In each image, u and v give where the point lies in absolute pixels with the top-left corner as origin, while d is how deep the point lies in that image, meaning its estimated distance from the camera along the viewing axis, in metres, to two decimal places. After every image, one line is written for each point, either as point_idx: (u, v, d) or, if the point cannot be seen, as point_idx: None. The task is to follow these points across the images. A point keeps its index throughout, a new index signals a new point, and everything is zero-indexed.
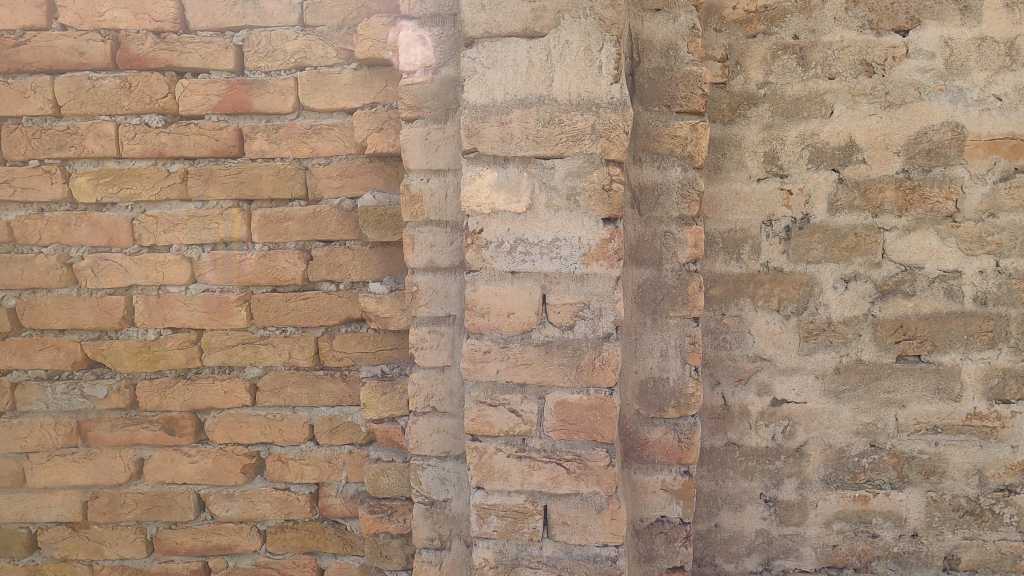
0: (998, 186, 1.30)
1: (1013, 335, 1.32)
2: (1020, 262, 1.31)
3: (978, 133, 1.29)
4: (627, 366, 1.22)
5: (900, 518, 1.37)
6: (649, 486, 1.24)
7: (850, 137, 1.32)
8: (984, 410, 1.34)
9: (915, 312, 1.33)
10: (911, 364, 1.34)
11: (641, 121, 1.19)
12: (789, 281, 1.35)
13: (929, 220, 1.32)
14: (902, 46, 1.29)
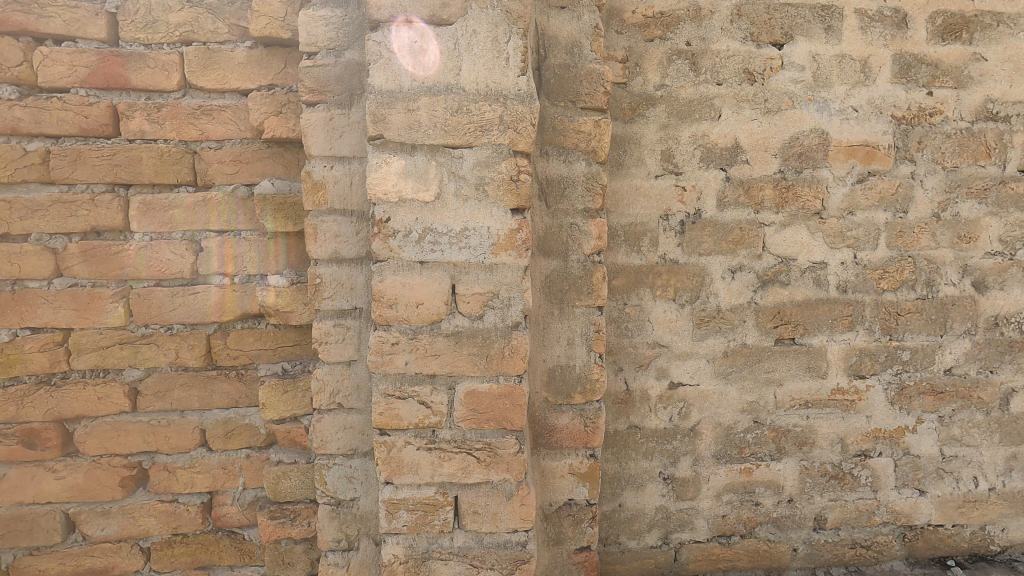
0: (855, 186, 1.47)
1: (867, 318, 1.50)
2: (872, 254, 1.49)
3: (840, 140, 1.46)
4: (536, 355, 1.25)
5: (778, 485, 1.51)
6: (557, 471, 1.27)
7: (735, 139, 1.44)
8: (846, 385, 1.51)
9: (790, 299, 1.48)
10: (786, 346, 1.49)
11: (547, 115, 1.21)
12: (683, 272, 1.45)
13: (801, 217, 1.47)
14: (777, 58, 1.43)
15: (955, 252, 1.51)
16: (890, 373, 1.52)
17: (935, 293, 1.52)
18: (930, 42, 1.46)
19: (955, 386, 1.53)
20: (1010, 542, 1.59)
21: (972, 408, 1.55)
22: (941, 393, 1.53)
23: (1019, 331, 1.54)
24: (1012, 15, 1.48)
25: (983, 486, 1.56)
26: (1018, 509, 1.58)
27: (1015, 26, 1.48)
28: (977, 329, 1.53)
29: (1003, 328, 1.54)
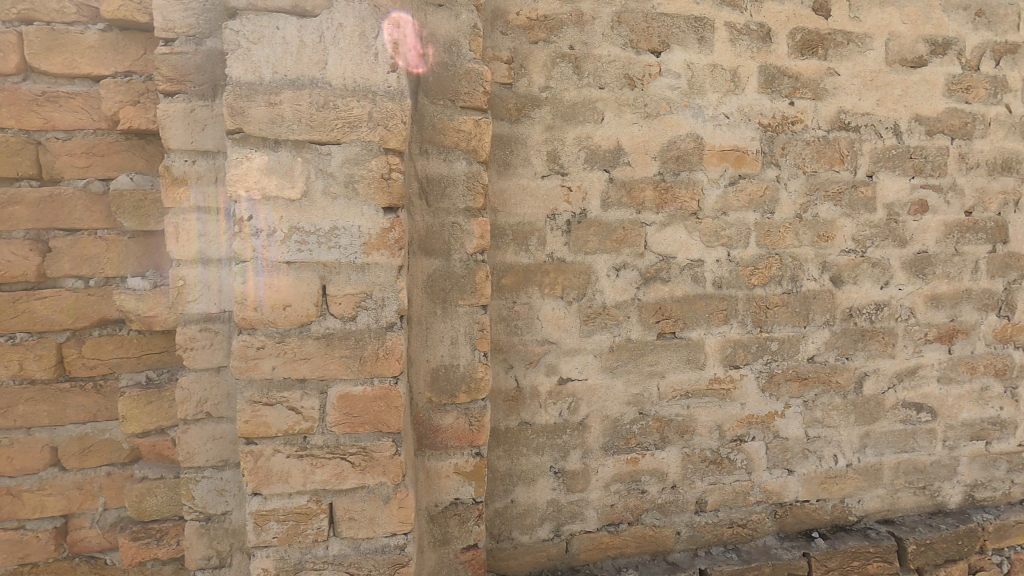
0: (727, 189, 1.57)
1: (740, 312, 1.61)
2: (744, 252, 1.60)
3: (713, 145, 1.55)
4: (419, 355, 1.24)
5: (662, 473, 1.60)
6: (443, 471, 1.27)
7: (617, 142, 1.49)
8: (722, 375, 1.61)
9: (671, 295, 1.56)
10: (667, 340, 1.57)
11: (426, 113, 1.20)
12: (570, 271, 1.49)
13: (679, 217, 1.55)
14: (656, 65, 1.49)
15: (815, 250, 1.65)
16: (760, 362, 1.64)
17: (799, 287, 1.65)
18: (791, 55, 1.58)
19: (817, 373, 1.68)
20: (865, 511, 1.76)
21: (831, 392, 1.70)
22: (805, 379, 1.67)
23: (870, 321, 1.71)
24: (860, 34, 1.62)
25: (841, 462, 1.72)
26: (871, 482, 1.76)
27: (863, 45, 1.63)
28: (835, 320, 1.68)
29: (857, 318, 1.70)
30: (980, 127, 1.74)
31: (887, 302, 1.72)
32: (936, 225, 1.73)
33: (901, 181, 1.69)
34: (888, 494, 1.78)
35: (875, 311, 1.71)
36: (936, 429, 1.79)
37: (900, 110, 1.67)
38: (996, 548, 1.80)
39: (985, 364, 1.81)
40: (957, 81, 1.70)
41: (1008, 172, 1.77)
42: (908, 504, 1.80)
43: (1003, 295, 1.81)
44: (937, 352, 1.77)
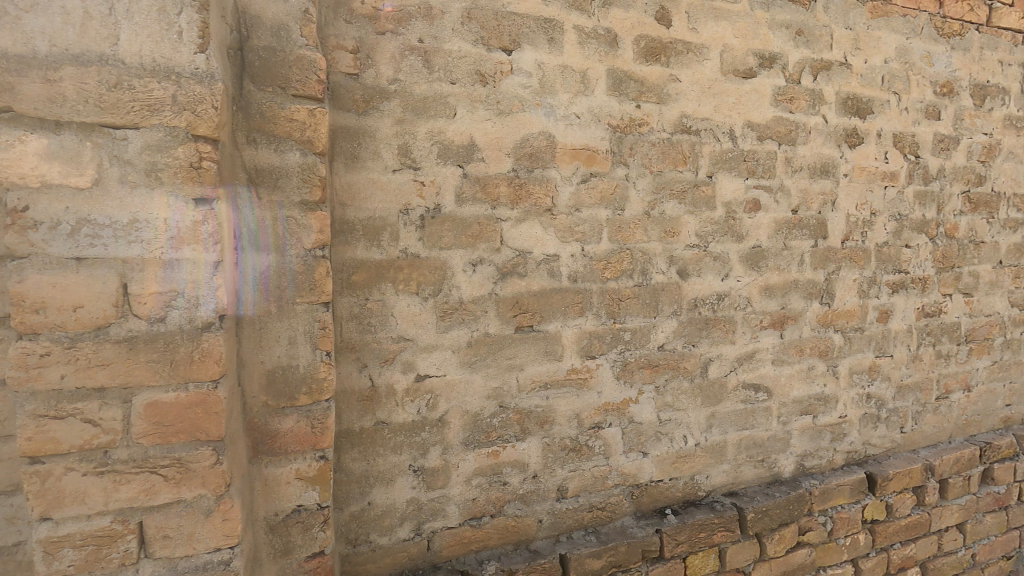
0: (579, 186, 1.63)
1: (595, 305, 1.68)
2: (597, 247, 1.67)
3: (565, 143, 1.60)
4: (252, 357, 1.17)
5: (523, 463, 1.63)
6: (282, 478, 1.21)
7: (470, 138, 1.50)
8: (578, 365, 1.68)
9: (527, 289, 1.59)
10: (525, 333, 1.60)
11: (252, 100, 1.13)
12: (425, 266, 1.48)
13: (534, 213, 1.58)
14: (507, 63, 1.52)
15: (663, 245, 1.76)
16: (615, 352, 1.72)
17: (648, 280, 1.75)
18: (637, 61, 1.67)
19: (666, 359, 1.79)
20: (712, 486, 1.92)
21: (680, 377, 1.82)
22: (655, 366, 1.78)
23: (713, 310, 1.85)
24: (698, 45, 1.75)
25: (690, 442, 1.86)
26: (717, 458, 1.91)
27: (700, 55, 1.76)
28: (681, 310, 1.80)
29: (701, 308, 1.83)
30: (803, 135, 1.94)
31: (728, 292, 1.87)
32: (767, 222, 1.91)
33: (737, 181, 1.85)
34: (732, 468, 1.94)
35: (716, 301, 1.86)
36: (771, 406, 1.98)
37: (734, 117, 1.82)
38: (822, 510, 2.03)
39: (811, 347, 2.03)
40: (782, 93, 1.89)
41: (826, 175, 2.00)
42: (749, 476, 1.97)
43: (825, 285, 2.03)
44: (771, 337, 1.95)
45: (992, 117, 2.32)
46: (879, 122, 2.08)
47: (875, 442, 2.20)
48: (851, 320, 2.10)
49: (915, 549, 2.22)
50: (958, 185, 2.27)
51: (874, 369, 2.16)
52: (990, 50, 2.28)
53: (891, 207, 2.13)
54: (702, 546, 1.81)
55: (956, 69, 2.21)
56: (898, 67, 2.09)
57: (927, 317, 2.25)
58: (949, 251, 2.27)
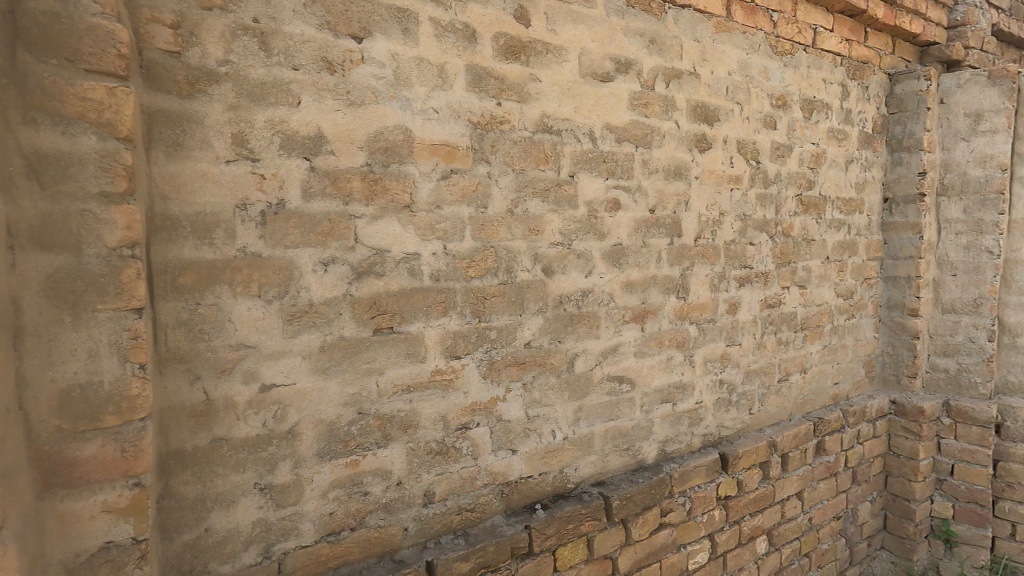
0: (440, 183, 1.59)
1: (459, 304, 1.65)
2: (460, 245, 1.64)
3: (422, 138, 1.55)
4: (38, 374, 1.00)
5: (386, 471, 1.57)
6: (83, 512, 1.05)
7: (317, 129, 1.40)
8: (443, 366, 1.64)
9: (386, 290, 1.53)
10: (385, 336, 1.54)
11: (29, 73, 0.97)
12: (267, 266, 1.36)
13: (391, 210, 1.52)
14: (356, 51, 1.44)
15: (527, 243, 1.77)
16: (481, 351, 1.71)
17: (513, 278, 1.76)
18: (496, 58, 1.67)
19: (533, 356, 1.81)
20: (581, 478, 1.97)
21: (547, 373, 1.85)
22: (522, 364, 1.80)
23: (577, 307, 1.90)
24: (557, 46, 1.79)
25: (558, 437, 1.90)
26: (585, 450, 1.97)
27: (559, 56, 1.79)
28: (547, 307, 1.83)
29: (566, 305, 1.88)
30: (658, 138, 2.05)
31: (591, 289, 1.93)
32: (627, 221, 2.00)
33: (598, 181, 1.91)
34: (599, 459, 2.01)
35: (581, 298, 1.91)
36: (634, 397, 2.08)
37: (593, 119, 1.88)
38: (681, 491, 2.16)
39: (669, 339, 2.16)
40: (637, 98, 1.98)
41: (680, 177, 2.13)
42: (616, 465, 2.06)
43: (681, 280, 2.17)
44: (632, 331, 2.05)
45: (818, 129, 2.61)
46: (725, 130, 2.26)
47: (728, 424, 2.39)
48: (705, 313, 2.26)
49: (762, 519, 2.44)
50: (793, 189, 2.53)
51: (725, 357, 2.34)
52: (816, 69, 2.57)
53: (736, 208, 2.33)
54: (570, 537, 1.85)
55: (788, 84, 2.46)
56: (740, 79, 2.29)
57: (769, 308, 2.48)
58: (786, 248, 2.52)
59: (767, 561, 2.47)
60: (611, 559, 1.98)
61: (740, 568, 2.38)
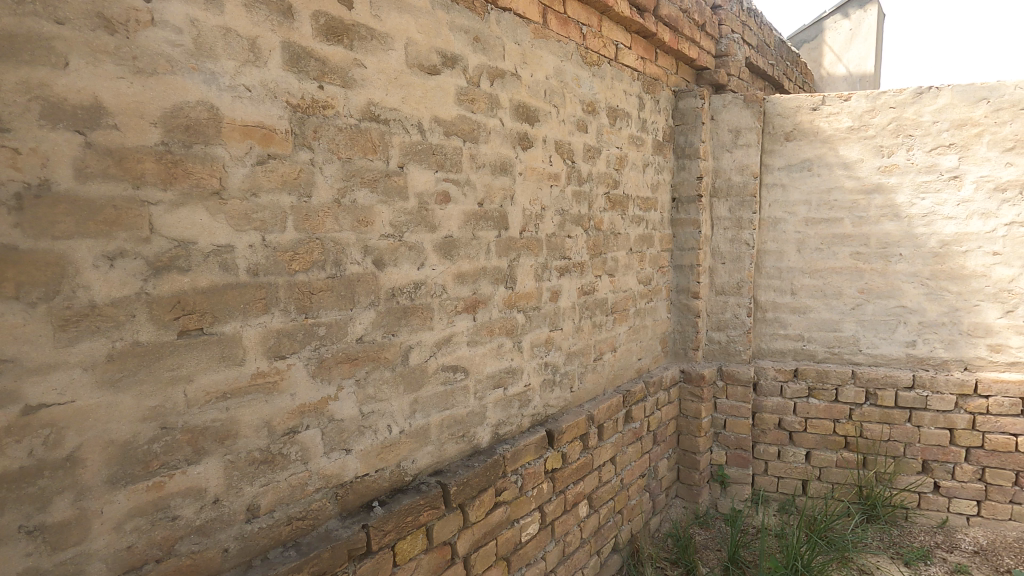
0: (255, 168, 1.46)
1: (281, 300, 1.54)
2: (281, 236, 1.53)
3: (232, 118, 1.41)
4: None
5: (200, 490, 1.40)
6: None
7: (95, 98, 1.18)
8: (265, 368, 1.51)
9: (192, 287, 1.35)
10: (193, 338, 1.36)
11: None
12: (28, 261, 1.12)
13: (196, 196, 1.35)
14: (144, 11, 1.24)
15: (356, 235, 1.71)
16: (308, 349, 1.61)
17: (342, 271, 1.68)
18: (316, 38, 1.57)
19: (365, 352, 1.76)
20: (418, 469, 1.98)
21: (380, 367, 1.82)
22: (354, 360, 1.74)
23: (410, 299, 1.90)
24: (382, 33, 1.75)
25: (394, 431, 1.88)
26: (421, 442, 1.98)
27: (385, 44, 1.76)
28: (379, 301, 1.79)
29: (398, 297, 1.86)
30: (484, 134, 2.13)
31: (424, 281, 1.94)
32: (457, 214, 2.04)
33: (427, 173, 1.92)
34: (436, 449, 2.04)
35: (413, 290, 1.90)
36: (468, 384, 2.14)
37: (421, 110, 1.88)
38: (513, 469, 2.29)
39: (499, 327, 2.27)
40: (464, 93, 2.03)
41: (505, 173, 2.24)
42: (452, 453, 2.10)
43: (508, 271, 2.29)
44: (465, 321, 2.11)
45: (621, 135, 2.94)
46: (544, 130, 2.43)
47: (553, 403, 2.59)
48: (530, 301, 2.41)
49: (583, 485, 2.70)
50: (602, 187, 2.82)
51: (549, 341, 2.53)
52: (618, 81, 2.89)
53: (556, 204, 2.52)
54: (409, 529, 1.85)
55: (596, 92, 2.73)
56: (556, 84, 2.47)
57: (585, 295, 2.74)
58: (598, 241, 2.81)
59: (589, 522, 2.75)
60: (450, 544, 2.03)
61: (566, 533, 2.61)
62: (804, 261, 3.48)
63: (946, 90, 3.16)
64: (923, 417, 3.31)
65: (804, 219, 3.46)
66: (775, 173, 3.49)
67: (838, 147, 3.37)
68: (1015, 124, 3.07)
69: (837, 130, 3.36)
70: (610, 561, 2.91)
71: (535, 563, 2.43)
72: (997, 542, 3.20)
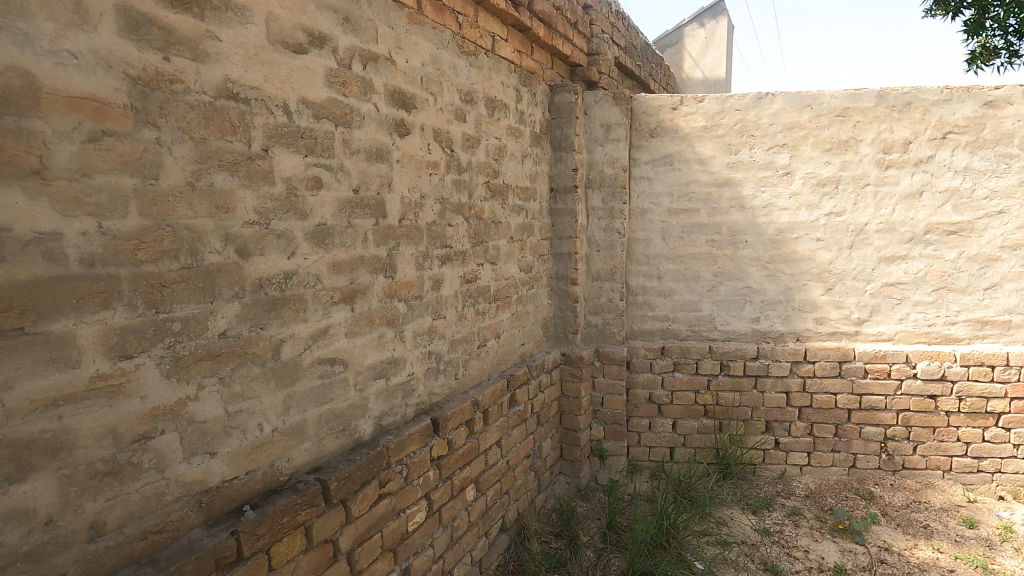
0: (86, 146, 1.30)
1: (126, 294, 1.39)
2: (123, 223, 1.38)
3: (54, 88, 1.24)
4: None
5: (27, 511, 1.24)
6: None
7: None
8: (108, 370, 1.36)
9: (7, 281, 1.19)
10: (11, 339, 1.20)
11: None
12: None
13: (8, 176, 1.18)
14: None
15: (214, 222, 1.58)
16: (161, 347, 1.47)
17: (200, 261, 1.56)
18: (159, 4, 1.43)
19: (229, 347, 1.65)
20: (294, 468, 1.89)
21: (248, 363, 1.71)
22: (217, 356, 1.62)
23: (280, 290, 1.80)
24: (238, 5, 1.62)
25: (266, 429, 1.78)
26: (297, 439, 1.89)
27: (243, 17, 1.64)
28: (244, 292, 1.68)
29: (266, 289, 1.75)
30: (357, 119, 2.06)
31: (295, 271, 1.84)
32: (330, 200, 1.97)
33: (296, 158, 1.82)
34: (314, 445, 1.96)
35: (283, 281, 1.81)
36: (347, 376, 2.09)
37: (287, 91, 1.78)
38: (398, 460, 2.28)
39: (379, 317, 2.22)
40: (334, 75, 1.95)
41: (382, 160, 2.19)
42: (332, 448, 2.04)
43: (387, 260, 2.25)
44: (342, 312, 2.04)
45: (499, 125, 3.00)
46: (422, 118, 2.41)
47: (437, 391, 2.60)
48: (412, 290, 2.39)
49: (470, 470, 2.75)
50: (482, 177, 2.86)
51: (432, 330, 2.53)
52: (496, 72, 2.94)
53: (435, 192, 2.51)
54: (285, 531, 1.77)
55: (474, 82, 2.76)
56: (432, 72, 2.46)
57: (467, 283, 2.78)
58: (479, 229, 2.85)
59: (476, 506, 2.81)
60: (332, 541, 1.97)
61: (454, 518, 2.64)
62: (668, 248, 3.79)
63: (780, 97, 3.61)
64: (766, 383, 3.79)
65: (668, 210, 3.77)
66: (642, 166, 3.76)
67: (695, 144, 3.71)
68: (832, 128, 3.59)
69: (694, 129, 3.70)
70: (498, 541, 3.01)
71: (423, 550, 2.44)
72: (822, 486, 3.78)
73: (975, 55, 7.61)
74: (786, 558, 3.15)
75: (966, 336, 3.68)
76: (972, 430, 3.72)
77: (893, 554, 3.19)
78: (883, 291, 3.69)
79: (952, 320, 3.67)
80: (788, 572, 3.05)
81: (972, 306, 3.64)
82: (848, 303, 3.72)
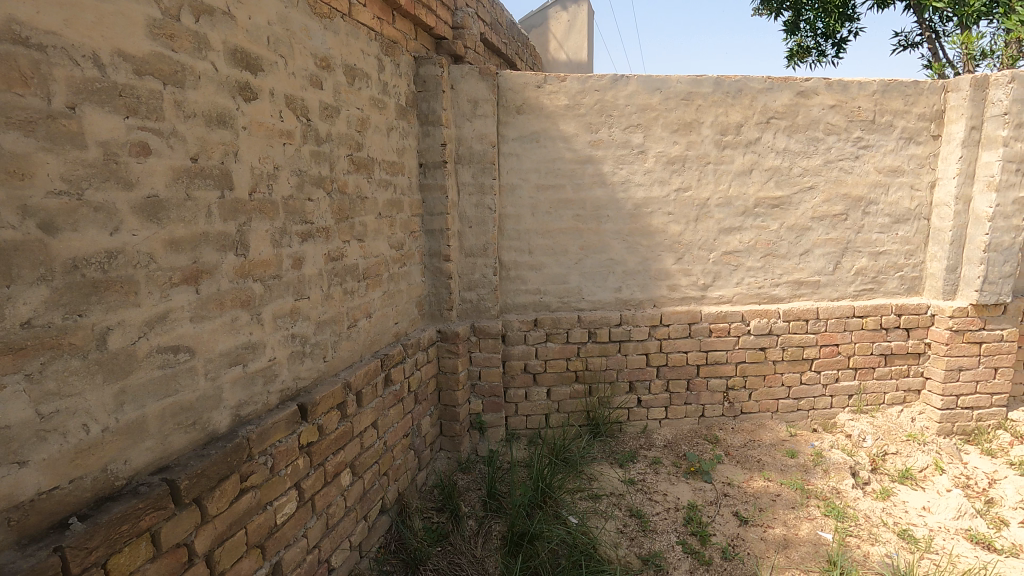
0: None
1: None
2: None
3: None
4: None
5: None
6: None
7: None
8: None
9: None
10: None
11: None
12: None
13: None
14: None
15: (4, 190, 1.33)
16: None
17: None
18: None
19: (37, 339, 1.41)
20: (134, 470, 1.69)
21: (63, 356, 1.48)
22: (20, 350, 1.38)
23: (102, 271, 1.57)
24: None
25: (94, 430, 1.56)
26: (136, 438, 1.69)
27: None
28: (53, 275, 1.45)
29: (84, 270, 1.52)
30: (191, 79, 1.85)
31: (121, 249, 1.62)
32: (162, 169, 1.75)
33: (113, 119, 1.58)
34: (157, 443, 1.77)
35: (106, 260, 1.58)
36: (195, 365, 1.89)
37: (97, 40, 1.53)
38: (261, 451, 2.13)
39: (231, 299, 2.04)
40: (158, 26, 1.72)
41: (223, 126, 1.98)
42: (180, 444, 1.85)
43: (237, 237, 2.06)
44: (184, 295, 1.84)
45: (361, 95, 2.86)
46: (270, 82, 2.22)
47: (304, 375, 2.46)
48: (268, 269, 2.22)
49: (344, 454, 2.66)
50: (343, 149, 2.72)
51: (295, 312, 2.38)
52: (354, 39, 2.79)
53: (291, 163, 2.34)
54: (126, 540, 1.58)
55: (330, 47, 2.59)
56: (280, 32, 2.27)
57: (332, 261, 2.64)
58: (343, 204, 2.71)
59: (353, 491, 2.73)
60: (185, 545, 1.80)
61: (328, 505, 2.55)
62: (537, 223, 3.92)
63: (633, 79, 3.85)
64: (628, 346, 4.10)
65: (535, 186, 3.88)
66: (510, 143, 3.81)
67: (559, 122, 3.84)
68: (678, 111, 3.92)
69: (557, 107, 3.82)
70: (378, 523, 2.96)
71: (296, 542, 2.33)
72: (677, 435, 4.20)
73: (792, 53, 8.74)
74: (648, 503, 3.49)
75: (787, 295, 4.27)
76: (793, 374, 4.35)
77: (734, 487, 3.68)
78: (722, 259, 4.15)
79: (776, 282, 4.24)
80: (650, 515, 3.38)
81: (791, 270, 4.24)
82: (694, 270, 4.13)
